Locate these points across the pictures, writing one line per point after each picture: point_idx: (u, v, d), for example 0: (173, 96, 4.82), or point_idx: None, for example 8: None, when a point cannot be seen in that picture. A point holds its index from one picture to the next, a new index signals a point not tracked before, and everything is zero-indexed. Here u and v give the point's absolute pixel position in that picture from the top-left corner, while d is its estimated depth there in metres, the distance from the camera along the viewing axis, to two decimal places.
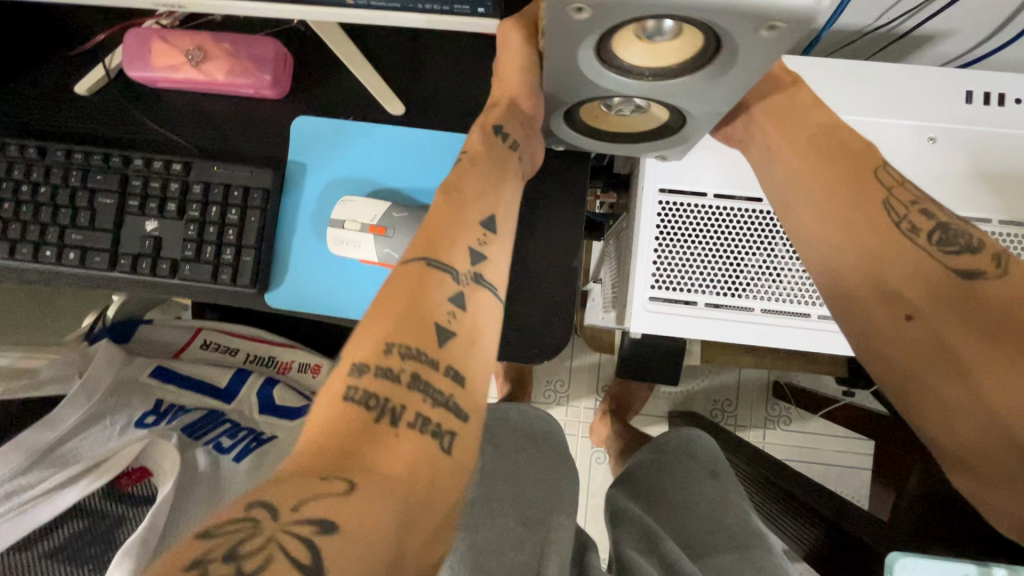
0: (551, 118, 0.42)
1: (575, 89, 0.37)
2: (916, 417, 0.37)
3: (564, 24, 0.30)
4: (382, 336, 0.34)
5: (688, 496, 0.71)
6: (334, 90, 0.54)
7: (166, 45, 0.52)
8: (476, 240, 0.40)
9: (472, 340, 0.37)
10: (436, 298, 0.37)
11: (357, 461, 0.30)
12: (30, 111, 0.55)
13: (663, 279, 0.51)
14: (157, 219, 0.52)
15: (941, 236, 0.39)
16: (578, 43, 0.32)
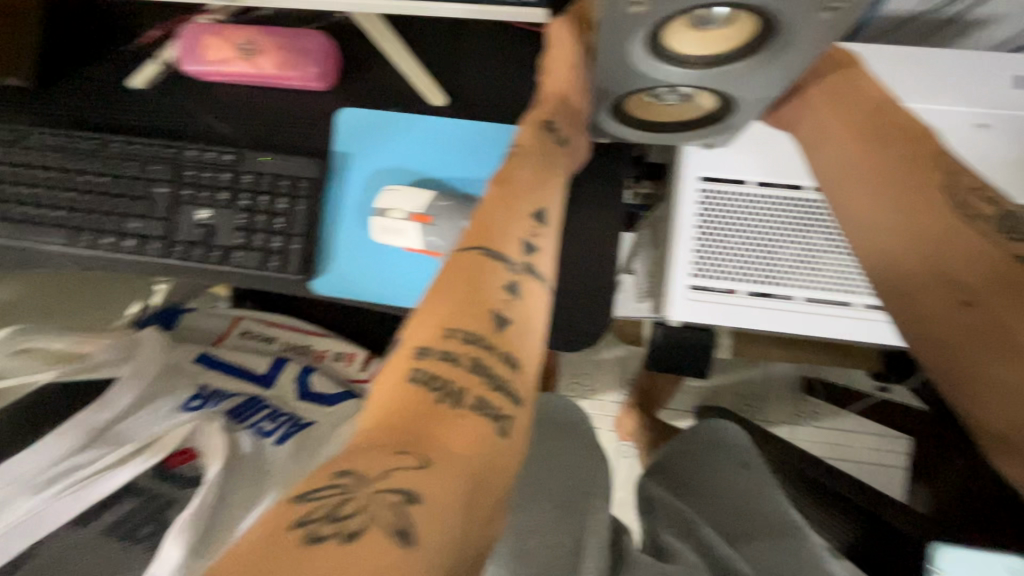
0: (599, 112, 0.42)
1: (625, 85, 0.37)
2: (970, 403, 0.36)
3: (619, 19, 0.31)
4: (440, 322, 0.35)
5: (722, 486, 0.71)
6: (378, 81, 0.55)
7: (218, 39, 0.53)
8: (527, 229, 0.40)
9: (525, 327, 0.37)
10: (491, 286, 0.37)
11: (426, 438, 0.31)
12: (89, 105, 0.57)
13: (704, 268, 0.52)
14: (208, 208, 0.54)
15: (1005, 223, 0.38)
16: (630, 38, 0.33)
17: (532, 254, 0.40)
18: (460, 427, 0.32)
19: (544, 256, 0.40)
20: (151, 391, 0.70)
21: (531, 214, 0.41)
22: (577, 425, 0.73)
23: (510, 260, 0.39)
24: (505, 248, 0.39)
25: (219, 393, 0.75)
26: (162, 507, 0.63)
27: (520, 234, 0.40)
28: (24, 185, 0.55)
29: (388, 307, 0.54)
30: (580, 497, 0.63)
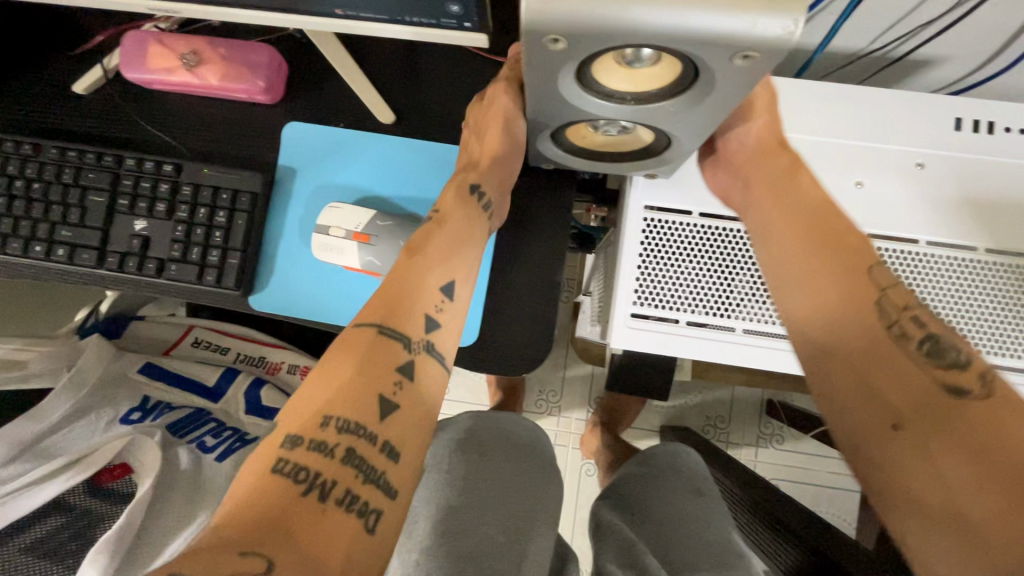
0: (537, 137, 0.42)
1: (557, 113, 0.37)
2: (897, 528, 0.35)
3: (541, 55, 0.30)
4: (321, 407, 0.36)
5: (670, 510, 0.70)
6: (326, 97, 0.55)
7: (162, 48, 0.52)
8: (430, 307, 0.43)
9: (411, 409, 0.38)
10: (383, 367, 0.38)
11: (276, 539, 0.31)
12: (28, 108, 0.56)
13: (646, 296, 0.51)
14: (145, 219, 0.53)
15: (931, 346, 0.38)
16: (556, 72, 0.32)
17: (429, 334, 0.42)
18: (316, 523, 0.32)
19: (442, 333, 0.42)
20: (88, 403, 0.68)
21: (435, 290, 0.43)
22: (530, 444, 0.71)
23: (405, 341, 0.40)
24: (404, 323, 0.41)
25: (162, 405, 0.73)
26: (91, 525, 0.61)
27: (422, 311, 0.42)
28: None
29: (328, 326, 0.53)
30: (526, 523, 0.62)
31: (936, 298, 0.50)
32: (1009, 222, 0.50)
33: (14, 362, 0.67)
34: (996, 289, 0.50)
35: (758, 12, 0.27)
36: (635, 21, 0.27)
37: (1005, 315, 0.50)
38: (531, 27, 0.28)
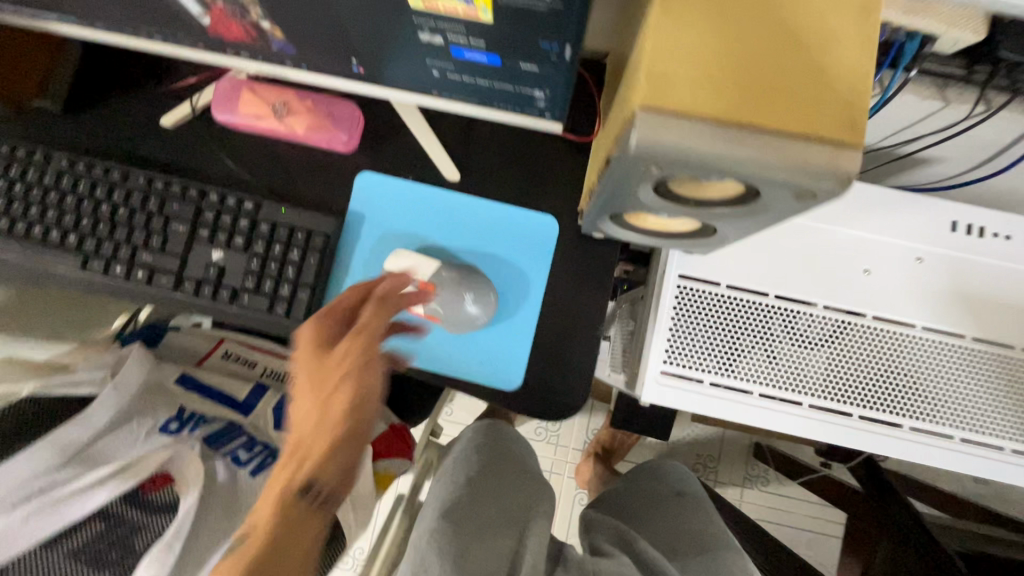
0: (599, 214, 0.47)
1: (625, 199, 0.42)
2: None
3: (633, 167, 0.34)
4: (286, 456, 0.47)
5: (655, 511, 0.77)
6: (398, 151, 0.60)
7: (253, 96, 0.57)
8: (312, 395, 0.47)
9: (355, 453, 0.47)
10: (317, 437, 0.46)
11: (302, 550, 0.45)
12: (118, 137, 0.60)
13: (674, 356, 0.57)
14: (222, 250, 0.57)
15: None
16: (637, 179, 0.36)
17: (353, 410, 0.46)
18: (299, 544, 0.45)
19: (319, 397, 0.47)
20: (130, 410, 0.71)
21: (353, 382, 0.47)
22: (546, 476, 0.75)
23: (332, 410, 0.46)
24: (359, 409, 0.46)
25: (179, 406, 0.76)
26: (129, 533, 0.63)
27: (342, 395, 0.46)
28: (41, 207, 0.57)
29: (386, 360, 0.58)
30: (525, 517, 0.69)
31: (925, 372, 0.57)
32: (995, 315, 0.57)
33: (61, 367, 0.70)
34: (981, 374, 0.57)
35: (819, 165, 0.30)
36: (712, 162, 0.31)
37: (988, 397, 0.57)
38: (631, 158, 0.32)
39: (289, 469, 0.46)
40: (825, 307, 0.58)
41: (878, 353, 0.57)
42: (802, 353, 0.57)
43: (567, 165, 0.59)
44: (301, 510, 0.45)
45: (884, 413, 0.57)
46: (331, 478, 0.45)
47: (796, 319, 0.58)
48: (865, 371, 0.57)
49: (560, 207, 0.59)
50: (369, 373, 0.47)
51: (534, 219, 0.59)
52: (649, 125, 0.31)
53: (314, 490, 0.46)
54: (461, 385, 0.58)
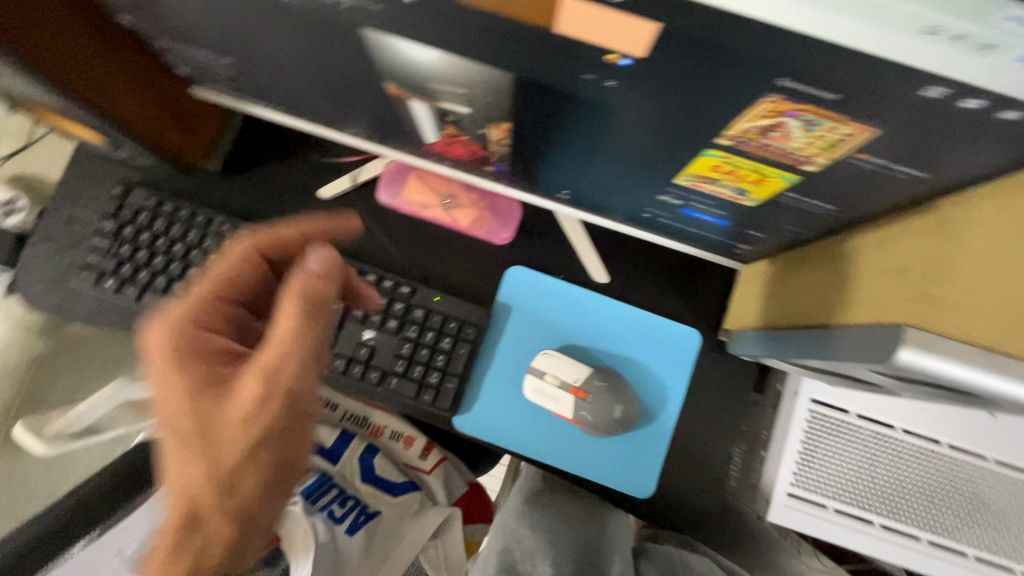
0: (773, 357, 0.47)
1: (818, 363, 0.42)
2: None
3: (871, 359, 0.34)
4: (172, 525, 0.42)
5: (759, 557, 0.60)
6: (550, 247, 0.61)
7: (421, 185, 0.59)
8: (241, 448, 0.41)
9: (269, 500, 0.45)
10: (204, 486, 0.41)
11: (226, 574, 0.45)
12: (277, 203, 0.60)
13: (801, 481, 0.59)
14: (373, 330, 0.58)
15: None
16: (856, 364, 0.36)
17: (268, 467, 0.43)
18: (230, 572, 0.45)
19: (210, 460, 0.40)
20: None
21: (260, 446, 0.42)
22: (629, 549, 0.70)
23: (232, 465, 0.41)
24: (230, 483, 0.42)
25: None
26: None
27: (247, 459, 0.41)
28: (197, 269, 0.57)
29: (522, 456, 0.58)
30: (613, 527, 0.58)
31: None
32: None
33: None
34: None
35: None
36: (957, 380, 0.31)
37: None
38: (887, 364, 0.32)
39: (201, 514, 0.42)
40: (950, 447, 0.60)
41: (994, 497, 0.60)
42: (921, 488, 0.60)
43: (714, 281, 0.61)
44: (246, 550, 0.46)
45: (995, 555, 0.59)
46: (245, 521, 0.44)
47: (920, 455, 0.60)
48: (979, 513, 0.60)
49: (703, 321, 0.60)
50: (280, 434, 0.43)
51: (677, 331, 0.60)
52: (918, 339, 0.31)
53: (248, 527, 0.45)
54: (591, 487, 0.59)
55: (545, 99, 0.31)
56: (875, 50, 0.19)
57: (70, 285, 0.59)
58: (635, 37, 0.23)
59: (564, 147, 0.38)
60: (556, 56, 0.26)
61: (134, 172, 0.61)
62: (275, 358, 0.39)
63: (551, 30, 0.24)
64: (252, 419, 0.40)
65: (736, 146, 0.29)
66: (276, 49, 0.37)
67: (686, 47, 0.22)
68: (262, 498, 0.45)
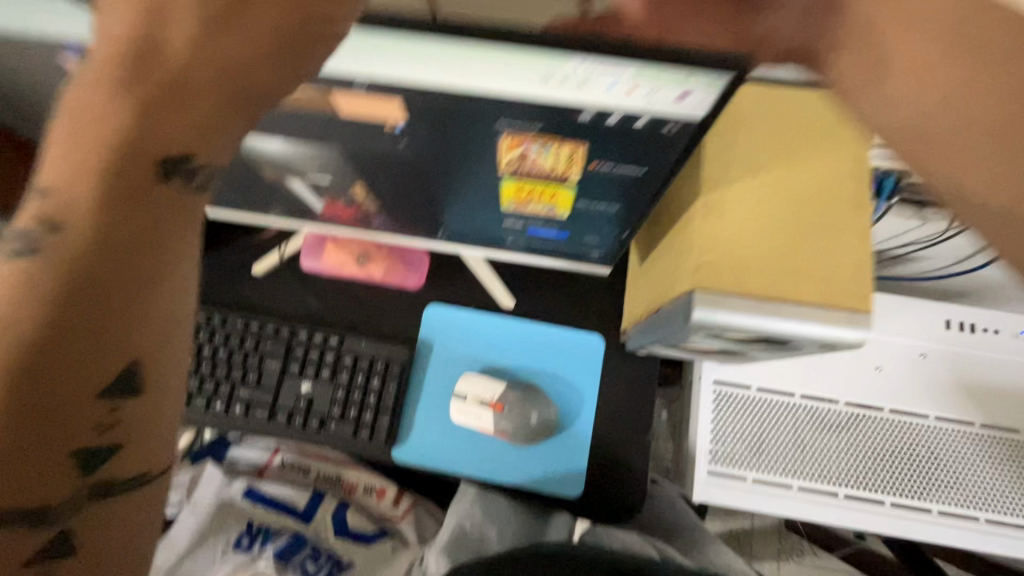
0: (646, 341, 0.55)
1: (669, 342, 0.50)
2: None
3: (681, 322, 0.42)
4: (4, 283, 0.25)
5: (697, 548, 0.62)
6: (460, 285, 0.69)
7: (339, 248, 0.68)
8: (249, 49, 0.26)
9: (142, 248, 0.26)
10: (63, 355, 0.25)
11: (25, 460, 0.26)
12: (217, 284, 0.69)
13: (719, 457, 0.64)
14: (310, 381, 0.64)
15: None
16: (681, 332, 0.44)
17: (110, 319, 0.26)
18: (36, 493, 0.27)
19: (147, 157, 0.25)
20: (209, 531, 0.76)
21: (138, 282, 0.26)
22: None
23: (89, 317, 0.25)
24: (139, 138, 0.25)
25: (234, 508, 0.82)
26: None
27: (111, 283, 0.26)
28: None
29: (459, 476, 0.64)
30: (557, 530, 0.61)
31: (942, 458, 0.64)
32: (997, 403, 0.65)
33: None
34: (993, 457, 0.64)
35: (834, 324, 0.39)
36: (738, 324, 0.40)
37: (1003, 477, 0.64)
38: (693, 324, 0.40)
39: (72, 276, 0.25)
40: (847, 404, 0.65)
41: (897, 444, 0.65)
42: (832, 447, 0.65)
43: (607, 289, 0.69)
44: (61, 395, 0.26)
45: (911, 499, 0.63)
46: (100, 249, 0.25)
47: (823, 416, 0.65)
48: (888, 461, 0.64)
49: (605, 328, 0.68)
50: (205, 92, 0.26)
51: (582, 339, 0.67)
52: (708, 300, 0.40)
53: (182, 226, 0.28)
54: (527, 496, 0.64)
55: (374, 162, 0.40)
56: (532, 95, 0.28)
57: None
58: (392, 110, 0.32)
59: (415, 196, 0.46)
60: (358, 131, 0.35)
61: None
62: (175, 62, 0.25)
63: (342, 114, 0.33)
64: (169, 127, 0.26)
65: (517, 173, 0.37)
66: None
67: (429, 111, 0.32)
68: (143, 185, 0.26)
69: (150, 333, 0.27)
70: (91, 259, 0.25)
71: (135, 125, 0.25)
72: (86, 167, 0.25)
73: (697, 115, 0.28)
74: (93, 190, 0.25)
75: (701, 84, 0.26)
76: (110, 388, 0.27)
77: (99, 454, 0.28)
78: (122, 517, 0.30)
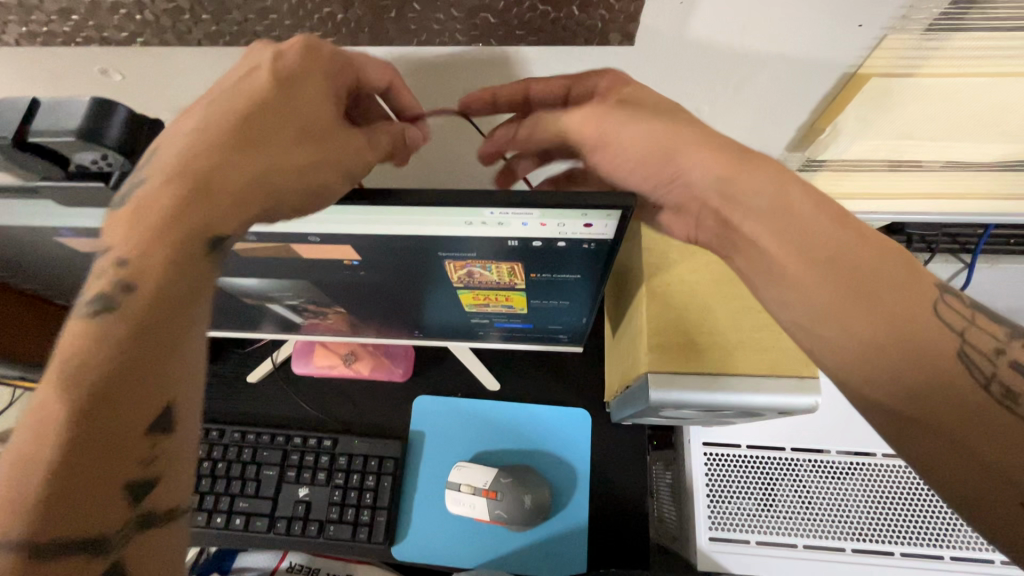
0: (624, 415, 0.56)
1: (643, 416, 0.51)
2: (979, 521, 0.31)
3: (644, 402, 0.44)
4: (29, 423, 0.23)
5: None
6: (446, 373, 0.72)
7: (328, 351, 0.72)
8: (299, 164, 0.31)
9: (190, 285, 0.27)
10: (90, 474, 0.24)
11: (92, 495, 0.24)
12: (214, 397, 0.71)
13: (719, 521, 0.64)
14: (307, 485, 0.65)
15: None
16: (649, 409, 0.46)
17: (135, 424, 0.25)
18: (99, 517, 0.24)
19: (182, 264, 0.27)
20: None
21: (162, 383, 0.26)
22: None
23: (117, 419, 0.24)
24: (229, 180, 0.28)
25: None
26: None
27: (133, 399, 0.25)
28: None
29: (460, 568, 0.64)
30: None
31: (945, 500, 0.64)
32: None
33: None
34: None
35: (785, 392, 0.41)
36: (694, 400, 0.42)
37: None
38: (651, 404, 0.43)
39: (103, 381, 0.24)
40: (839, 453, 0.65)
41: (896, 490, 0.64)
42: (831, 499, 0.64)
43: (586, 363, 0.71)
44: (128, 414, 0.25)
45: (919, 546, 0.62)
46: (162, 302, 0.26)
47: (815, 468, 0.66)
48: (889, 508, 0.64)
49: (589, 401, 0.69)
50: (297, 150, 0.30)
51: (568, 413, 0.69)
52: (661, 380, 0.42)
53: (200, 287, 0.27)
54: None
55: (341, 288, 0.44)
56: (462, 233, 0.32)
57: None
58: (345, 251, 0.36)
59: (385, 308, 0.50)
60: (322, 268, 0.40)
61: None
62: (187, 208, 0.27)
63: (305, 257, 0.38)
64: (186, 220, 0.27)
65: (468, 286, 0.41)
66: None
67: (379, 249, 0.36)
68: (200, 253, 0.27)
69: (188, 374, 0.27)
70: (161, 317, 0.26)
71: (186, 202, 0.27)
72: (160, 229, 0.27)
73: (608, 237, 0.32)
74: (167, 240, 0.27)
75: (603, 217, 0.30)
76: (155, 424, 0.25)
77: (140, 488, 0.25)
78: (150, 543, 0.26)
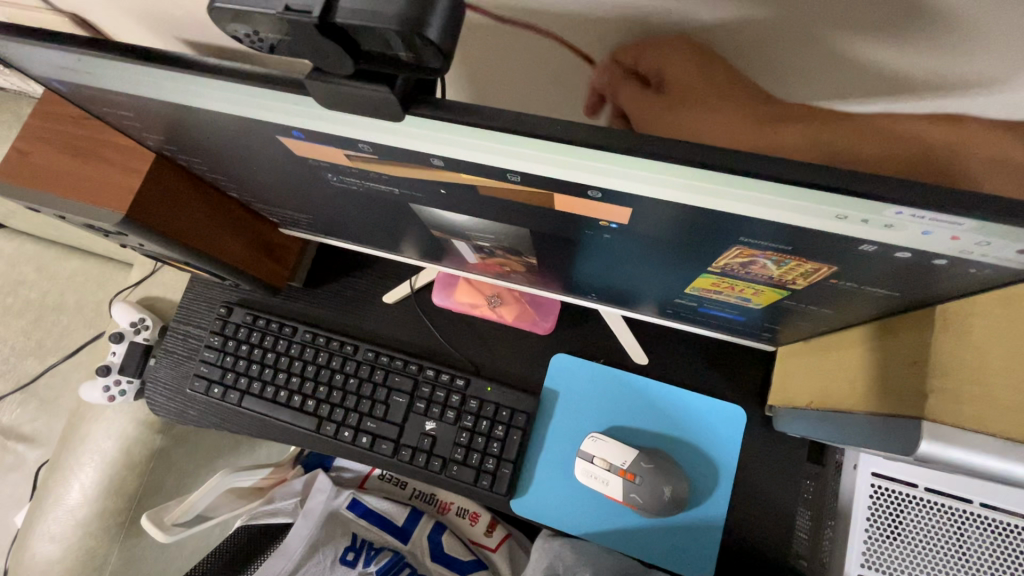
0: (811, 434, 0.49)
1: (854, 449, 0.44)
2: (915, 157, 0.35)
3: (896, 449, 0.36)
4: None
5: None
6: (590, 335, 0.66)
7: (472, 288, 0.67)
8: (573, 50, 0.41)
9: None
10: None
11: None
12: (348, 311, 0.70)
13: (873, 562, 0.49)
14: (434, 420, 0.64)
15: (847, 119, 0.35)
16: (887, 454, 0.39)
17: None
18: None
19: None
20: (318, 540, 0.78)
21: None
22: None
23: None
24: None
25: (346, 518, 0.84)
26: None
27: None
28: (285, 373, 0.67)
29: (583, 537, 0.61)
30: None
31: None
32: None
33: (269, 496, 0.81)
34: None
35: None
36: (977, 464, 0.34)
37: None
38: (914, 455, 0.34)
39: None
40: None
41: None
42: None
43: (750, 356, 0.63)
44: None
45: None
46: None
47: None
48: None
49: (746, 399, 0.62)
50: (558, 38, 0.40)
51: (722, 407, 0.62)
52: (937, 432, 0.34)
53: None
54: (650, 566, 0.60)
55: (554, 242, 0.38)
56: (805, 226, 0.24)
57: (186, 392, 0.70)
58: (615, 214, 0.29)
59: (577, 268, 0.44)
60: (564, 223, 0.33)
61: (235, 293, 0.72)
62: None
63: (555, 211, 0.31)
64: None
65: (725, 273, 0.34)
66: (335, 204, 0.46)
67: (657, 219, 0.29)
68: None
69: None
70: None
71: None
72: None
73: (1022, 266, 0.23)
74: None
75: None
76: None
77: None
78: None
